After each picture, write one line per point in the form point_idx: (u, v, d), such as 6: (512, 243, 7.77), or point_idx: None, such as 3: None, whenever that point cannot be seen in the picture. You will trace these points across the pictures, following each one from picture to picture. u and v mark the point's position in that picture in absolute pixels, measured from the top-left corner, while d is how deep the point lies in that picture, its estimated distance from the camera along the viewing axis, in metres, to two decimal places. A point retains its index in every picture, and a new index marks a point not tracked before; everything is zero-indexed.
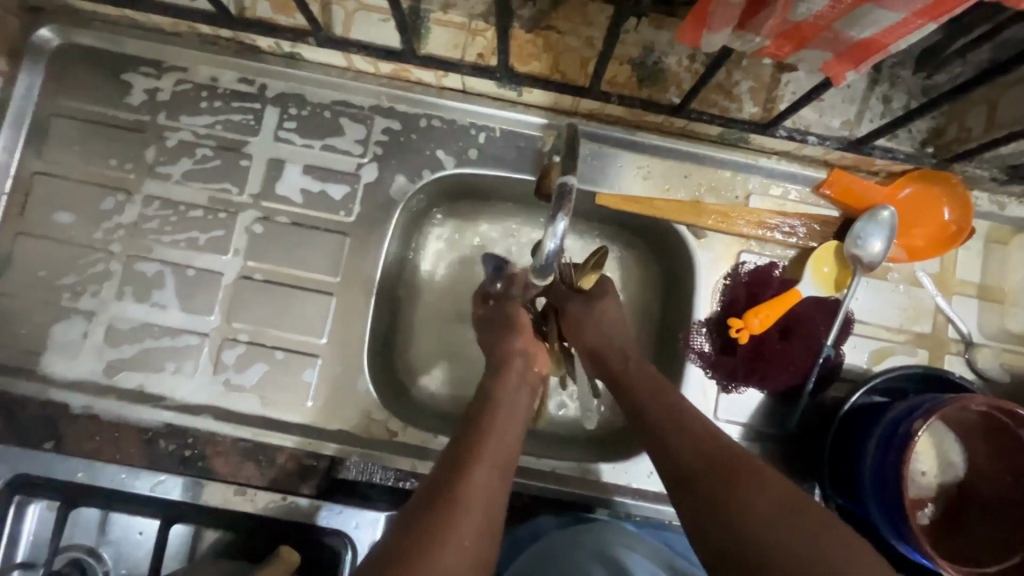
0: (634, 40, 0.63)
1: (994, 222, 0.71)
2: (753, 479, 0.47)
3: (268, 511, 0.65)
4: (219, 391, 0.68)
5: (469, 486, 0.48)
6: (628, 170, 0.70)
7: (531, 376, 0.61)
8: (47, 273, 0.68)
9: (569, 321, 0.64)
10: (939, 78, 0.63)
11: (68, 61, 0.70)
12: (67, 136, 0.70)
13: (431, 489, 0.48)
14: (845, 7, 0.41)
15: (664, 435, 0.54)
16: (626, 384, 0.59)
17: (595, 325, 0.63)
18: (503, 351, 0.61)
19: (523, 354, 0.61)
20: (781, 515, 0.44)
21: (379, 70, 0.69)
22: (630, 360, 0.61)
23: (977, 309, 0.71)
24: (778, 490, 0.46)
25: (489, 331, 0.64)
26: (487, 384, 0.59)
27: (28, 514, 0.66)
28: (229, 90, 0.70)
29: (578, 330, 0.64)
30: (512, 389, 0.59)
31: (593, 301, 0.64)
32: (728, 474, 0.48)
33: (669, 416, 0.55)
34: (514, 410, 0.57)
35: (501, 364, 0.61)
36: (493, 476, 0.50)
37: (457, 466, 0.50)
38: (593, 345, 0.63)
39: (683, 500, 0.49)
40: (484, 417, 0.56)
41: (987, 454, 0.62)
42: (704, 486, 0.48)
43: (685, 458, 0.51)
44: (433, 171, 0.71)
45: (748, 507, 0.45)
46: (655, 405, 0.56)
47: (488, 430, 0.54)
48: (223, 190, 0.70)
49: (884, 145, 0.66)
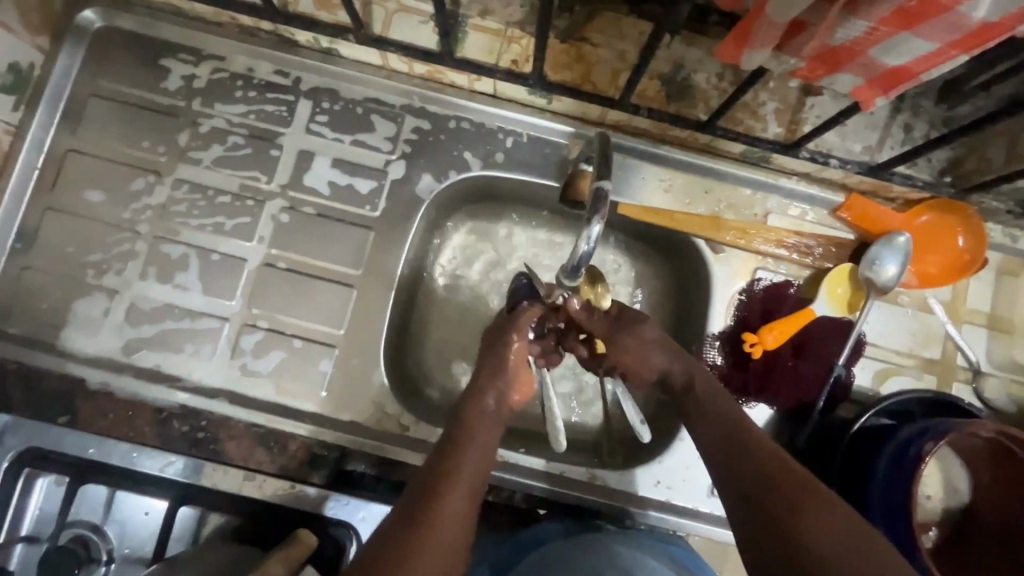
0: (666, 56, 0.65)
1: (1007, 254, 0.72)
2: (808, 498, 0.47)
3: (276, 499, 0.67)
4: (236, 375, 0.68)
5: (443, 516, 0.48)
6: (650, 181, 0.72)
7: (507, 406, 0.60)
8: (74, 249, 0.69)
9: (623, 351, 0.62)
10: (961, 109, 0.64)
11: (109, 43, 0.72)
12: (103, 117, 0.71)
13: (405, 509, 0.49)
14: (882, 34, 0.42)
15: (731, 454, 0.53)
16: (694, 399, 0.58)
17: (646, 352, 0.61)
18: (486, 371, 0.60)
19: (500, 386, 0.60)
20: (834, 540, 0.45)
21: (413, 70, 0.71)
22: (693, 382, 0.59)
23: (986, 338, 0.72)
24: (833, 519, 0.46)
25: (483, 361, 0.61)
26: (462, 408, 0.58)
27: (36, 488, 0.66)
28: (264, 81, 0.72)
29: (636, 358, 0.62)
30: (487, 416, 0.58)
31: (638, 325, 0.62)
32: (790, 496, 0.48)
33: (739, 436, 0.54)
34: (487, 437, 0.56)
35: (477, 392, 0.59)
36: (465, 502, 0.50)
37: (434, 488, 0.50)
38: (665, 366, 0.61)
39: (740, 512, 0.50)
40: (459, 441, 0.55)
41: (989, 483, 0.63)
42: (760, 506, 0.49)
43: (746, 475, 0.51)
44: (459, 172, 0.72)
45: (807, 530, 0.46)
46: (720, 423, 0.55)
47: (459, 456, 0.54)
48: (253, 178, 0.71)
49: (904, 172, 0.67)
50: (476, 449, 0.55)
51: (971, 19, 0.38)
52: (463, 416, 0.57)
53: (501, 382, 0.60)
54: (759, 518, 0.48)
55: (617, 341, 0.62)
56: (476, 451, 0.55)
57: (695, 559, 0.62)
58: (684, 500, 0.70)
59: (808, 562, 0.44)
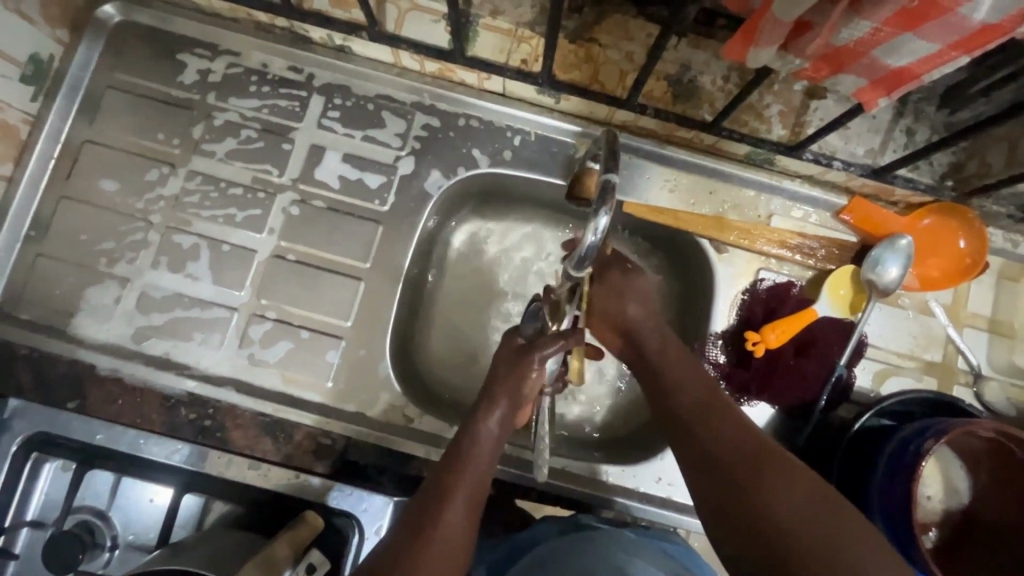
0: (672, 58, 0.66)
1: (1007, 259, 0.73)
2: (779, 472, 0.47)
3: (282, 488, 0.66)
4: (244, 364, 0.69)
5: (443, 528, 0.48)
6: (655, 182, 0.73)
7: (513, 422, 0.58)
8: (87, 237, 0.70)
9: (605, 289, 0.61)
10: (963, 115, 0.65)
11: (127, 38, 0.73)
12: (119, 109, 0.72)
13: (409, 518, 0.49)
14: (885, 35, 0.43)
15: (697, 424, 0.52)
16: (659, 367, 0.57)
17: (626, 295, 0.61)
18: (501, 378, 0.58)
19: (509, 399, 0.57)
20: (808, 509, 0.44)
21: (424, 68, 0.72)
22: (667, 343, 0.58)
23: (986, 342, 0.72)
24: (805, 489, 0.45)
25: (499, 374, 0.58)
26: (469, 421, 0.57)
27: (43, 472, 0.67)
28: (278, 76, 0.73)
29: (619, 300, 0.61)
30: (493, 437, 0.56)
31: (631, 272, 0.62)
32: (760, 464, 0.47)
33: (704, 406, 0.53)
34: (490, 450, 0.55)
35: (487, 402, 0.57)
36: (466, 515, 0.50)
37: (432, 505, 0.50)
38: (634, 319, 0.60)
39: (706, 488, 0.49)
40: (464, 453, 0.54)
41: (991, 484, 0.63)
42: (726, 483, 0.48)
43: (712, 446, 0.50)
44: (468, 168, 0.73)
45: (777, 498, 0.45)
46: (687, 395, 0.54)
47: (464, 470, 0.53)
48: (265, 171, 0.72)
49: (906, 176, 0.68)
50: (483, 464, 0.54)
51: (972, 21, 0.40)
52: (472, 430, 0.56)
53: (512, 394, 0.57)
54: (724, 489, 0.48)
55: (605, 277, 0.61)
56: (477, 466, 0.54)
57: (689, 556, 0.62)
58: (685, 498, 0.70)
59: (774, 527, 0.44)
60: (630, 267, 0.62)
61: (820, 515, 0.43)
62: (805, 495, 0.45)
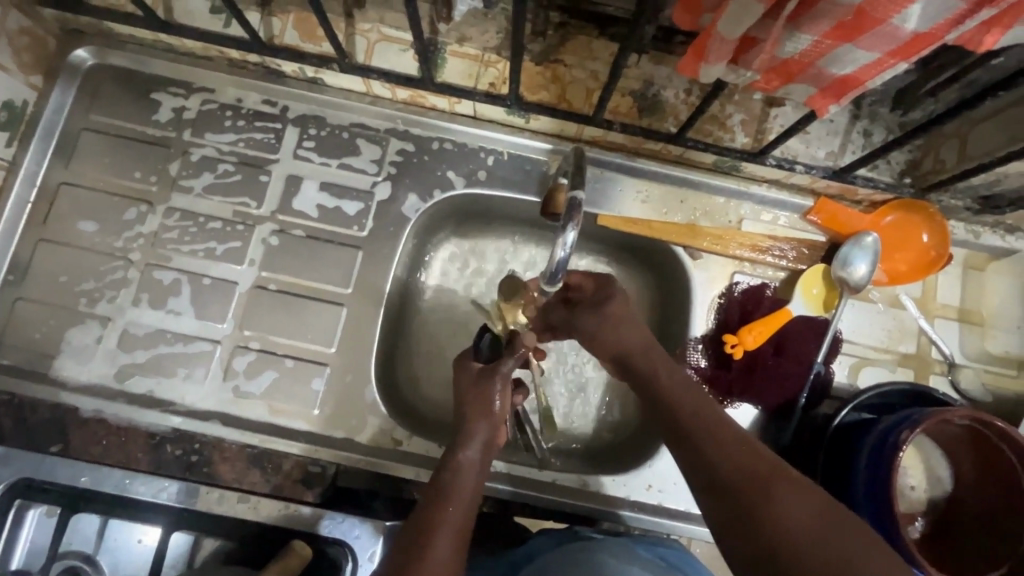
0: (635, 74, 0.69)
1: (971, 250, 0.76)
2: (785, 487, 0.46)
3: (273, 520, 0.65)
4: (229, 397, 0.69)
5: (432, 564, 0.48)
6: (628, 194, 0.75)
7: (492, 453, 0.59)
8: (67, 279, 0.70)
9: (586, 333, 0.63)
10: (914, 114, 0.68)
11: (101, 80, 0.74)
12: (95, 150, 0.73)
13: (398, 556, 0.49)
14: (826, 47, 0.45)
15: (697, 436, 0.51)
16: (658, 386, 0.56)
17: (608, 329, 0.61)
18: (471, 399, 0.60)
19: (486, 425, 0.59)
20: (811, 524, 0.43)
21: (396, 96, 0.74)
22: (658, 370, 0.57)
23: (958, 331, 0.74)
24: (808, 497, 0.45)
25: (466, 403, 0.60)
26: (448, 454, 0.58)
27: (25, 520, 0.66)
28: (252, 110, 0.74)
29: (595, 338, 0.62)
30: (474, 464, 0.57)
31: (602, 301, 0.62)
32: (764, 481, 0.46)
33: (702, 417, 0.52)
34: (470, 483, 0.55)
35: (463, 434, 0.58)
36: (453, 550, 0.50)
37: (415, 545, 0.50)
38: (621, 347, 0.60)
39: (706, 500, 0.48)
40: (446, 490, 0.54)
41: (973, 472, 0.65)
42: (731, 499, 0.47)
43: (711, 458, 0.49)
44: (444, 190, 0.75)
45: (779, 511, 0.44)
46: (685, 407, 0.53)
47: (448, 502, 0.53)
48: (242, 204, 0.73)
49: (866, 175, 0.70)
50: (466, 495, 0.54)
51: (904, 30, 0.42)
52: (452, 460, 0.57)
53: (489, 420, 0.59)
54: (726, 503, 0.47)
55: (578, 311, 0.63)
56: (463, 495, 0.54)
57: (686, 560, 0.62)
58: (676, 503, 0.71)
59: (779, 543, 0.43)
60: (601, 291, 0.63)
61: (819, 524, 0.43)
62: (811, 513, 0.44)
